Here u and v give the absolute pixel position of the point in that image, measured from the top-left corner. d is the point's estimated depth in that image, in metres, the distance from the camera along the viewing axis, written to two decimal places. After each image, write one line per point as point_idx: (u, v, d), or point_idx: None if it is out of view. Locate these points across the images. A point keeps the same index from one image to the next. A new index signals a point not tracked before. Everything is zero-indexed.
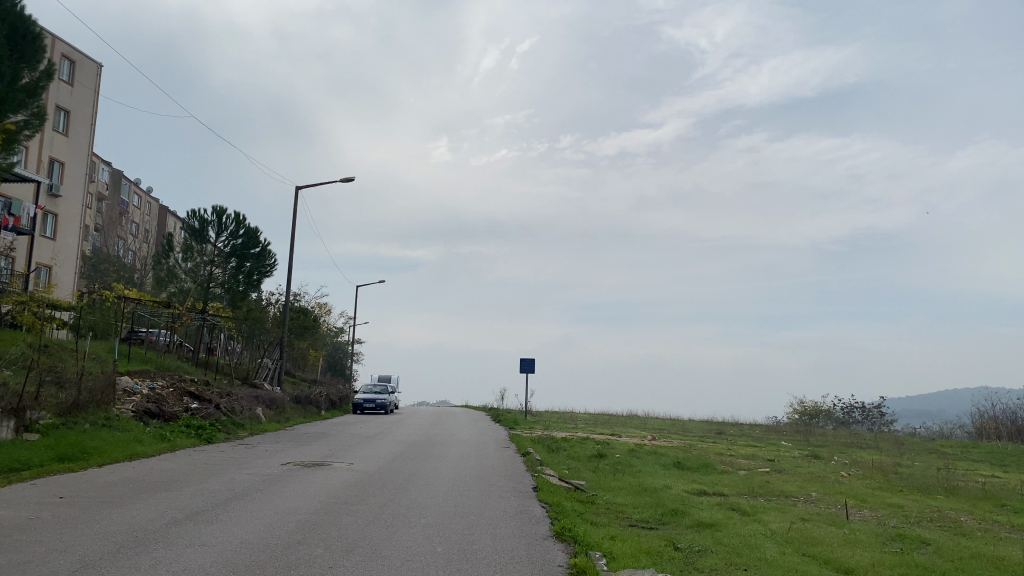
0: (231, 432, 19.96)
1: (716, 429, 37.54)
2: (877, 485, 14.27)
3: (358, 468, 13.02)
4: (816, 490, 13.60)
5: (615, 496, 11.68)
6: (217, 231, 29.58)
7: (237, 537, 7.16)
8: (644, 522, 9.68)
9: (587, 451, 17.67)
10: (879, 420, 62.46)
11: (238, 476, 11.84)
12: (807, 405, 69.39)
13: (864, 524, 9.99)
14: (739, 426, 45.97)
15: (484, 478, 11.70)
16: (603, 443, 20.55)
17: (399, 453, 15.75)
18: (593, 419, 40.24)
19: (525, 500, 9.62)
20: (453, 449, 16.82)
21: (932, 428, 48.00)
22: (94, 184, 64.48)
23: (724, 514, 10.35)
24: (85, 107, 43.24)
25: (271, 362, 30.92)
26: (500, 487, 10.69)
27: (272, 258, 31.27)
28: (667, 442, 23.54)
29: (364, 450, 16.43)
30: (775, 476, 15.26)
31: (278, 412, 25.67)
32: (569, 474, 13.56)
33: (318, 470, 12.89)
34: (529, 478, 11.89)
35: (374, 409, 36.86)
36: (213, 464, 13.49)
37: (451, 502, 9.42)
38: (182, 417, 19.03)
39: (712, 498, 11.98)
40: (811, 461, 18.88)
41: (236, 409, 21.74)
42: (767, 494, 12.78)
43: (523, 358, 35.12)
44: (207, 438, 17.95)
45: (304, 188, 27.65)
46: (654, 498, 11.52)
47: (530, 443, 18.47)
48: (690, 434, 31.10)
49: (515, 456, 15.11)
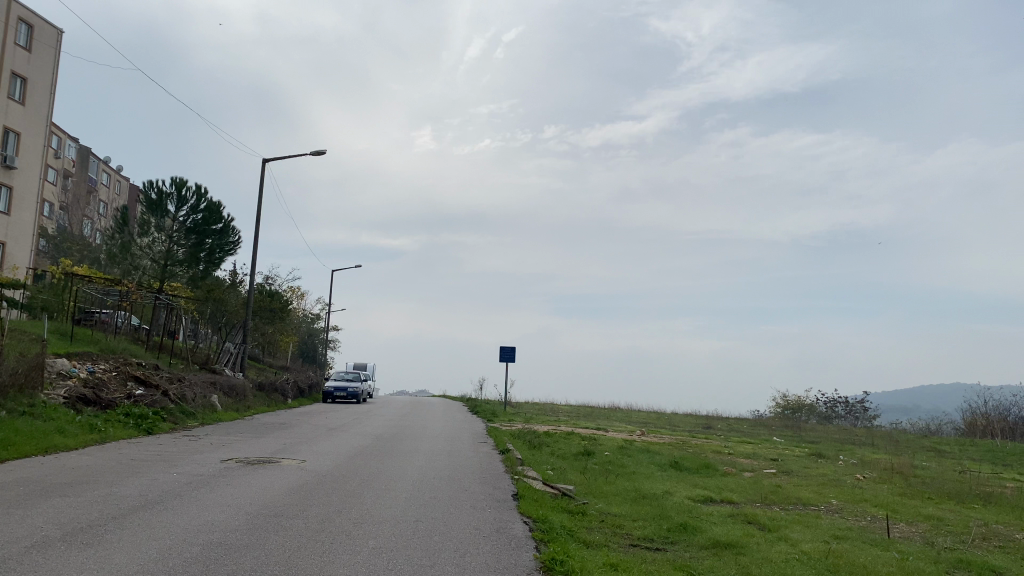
0: (179, 422, 18.03)
1: (705, 424, 35.95)
2: (901, 491, 12.61)
3: (311, 467, 11.21)
4: (836, 496, 11.95)
5: (611, 505, 9.89)
6: (176, 204, 27.29)
7: (116, 567, 5.31)
8: (649, 542, 7.89)
9: (572, 449, 15.85)
10: (862, 417, 61.32)
11: (162, 476, 9.93)
12: (789, 399, 68.13)
13: (915, 547, 8.27)
14: (727, 420, 44.48)
15: (456, 482, 9.91)
16: (589, 438, 18.76)
17: (361, 449, 13.91)
18: (576, 412, 38.52)
19: (503, 513, 7.83)
20: (422, 444, 14.99)
21: (919, 424, 46.68)
22: (60, 160, 61.92)
23: (743, 531, 8.58)
24: (44, 75, 40.82)
25: (233, 347, 28.88)
26: (472, 495, 8.86)
27: (235, 234, 29.11)
28: (657, 438, 21.84)
29: (322, 444, 14.55)
30: (785, 480, 13.55)
31: (237, 399, 23.75)
32: (554, 476, 11.74)
33: (261, 469, 10.97)
34: (508, 482, 10.07)
35: (346, 398, 34.96)
36: (141, 460, 11.57)
37: (410, 515, 7.61)
38: (122, 404, 17.02)
39: (724, 508, 10.20)
40: (817, 461, 17.23)
41: (188, 397, 19.77)
42: (783, 503, 11.03)
43: (504, 347, 33.32)
44: (146, 428, 15.95)
45: (271, 160, 25.59)
46: (656, 508, 9.75)
47: (509, 439, 16.64)
48: (676, 429, 29.48)
49: (493, 454, 13.31)
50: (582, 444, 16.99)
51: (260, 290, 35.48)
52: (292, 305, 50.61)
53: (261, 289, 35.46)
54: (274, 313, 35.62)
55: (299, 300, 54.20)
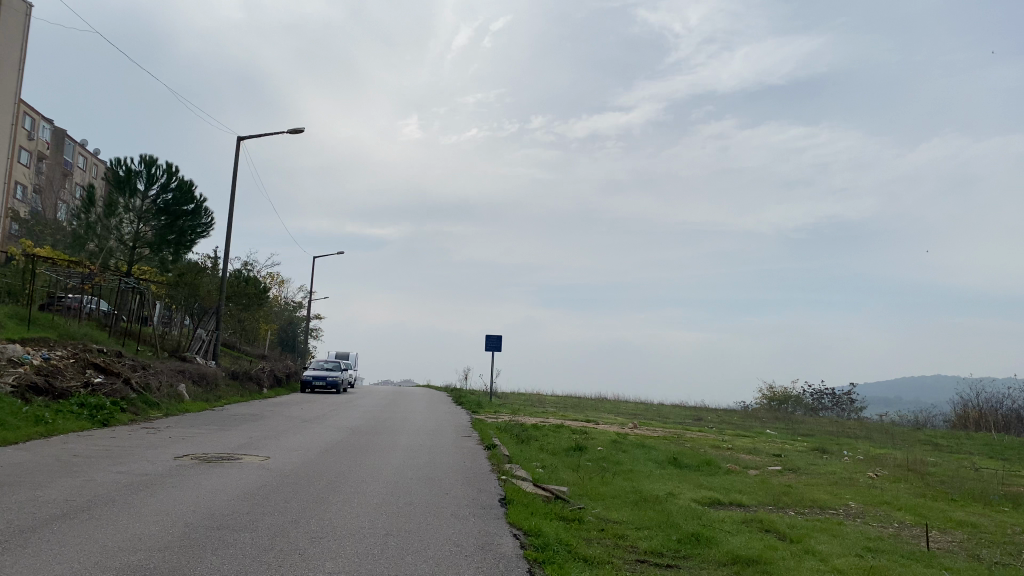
0: (141, 413, 16.82)
1: (697, 416, 35.03)
2: (923, 491, 11.59)
3: (274, 466, 10.05)
4: (853, 497, 10.92)
5: (610, 510, 8.79)
6: (146, 183, 26.02)
7: None
8: (658, 558, 6.81)
9: (563, 444, 14.73)
10: (850, 408, 60.78)
11: (102, 475, 8.72)
12: (775, 390, 67.56)
13: (963, 562, 7.21)
14: (716, 412, 43.57)
15: (436, 484, 8.79)
16: (580, 431, 17.66)
17: (333, 444, 12.78)
18: (564, 403, 37.43)
19: (490, 524, 6.73)
20: (401, 438, 13.85)
21: (909, 416, 46.00)
22: (33, 142, 60.23)
23: (764, 543, 7.54)
24: (11, 52, 39.25)
25: (206, 334, 27.59)
26: (453, 500, 7.75)
27: (208, 215, 27.78)
28: (650, 430, 20.78)
29: (292, 438, 13.39)
30: (795, 479, 12.49)
31: (208, 388, 22.49)
32: (545, 475, 10.63)
33: (218, 468, 9.75)
34: (495, 483, 8.96)
35: (325, 388, 33.73)
36: (85, 456, 10.34)
37: (381, 527, 6.47)
38: (78, 394, 15.74)
39: (736, 512, 9.13)
40: (822, 457, 16.21)
41: (152, 386, 18.52)
42: (797, 506, 9.99)
43: (490, 335, 32.19)
44: (102, 420, 14.66)
45: (247, 137, 24.24)
46: (661, 514, 8.65)
47: (495, 432, 15.51)
48: (666, 421, 28.51)
49: (477, 450, 12.22)
50: (573, 437, 15.91)
51: (236, 275, 34.15)
52: (271, 293, 49.24)
53: (237, 274, 34.13)
54: (250, 298, 34.31)
55: (279, 287, 52.80)
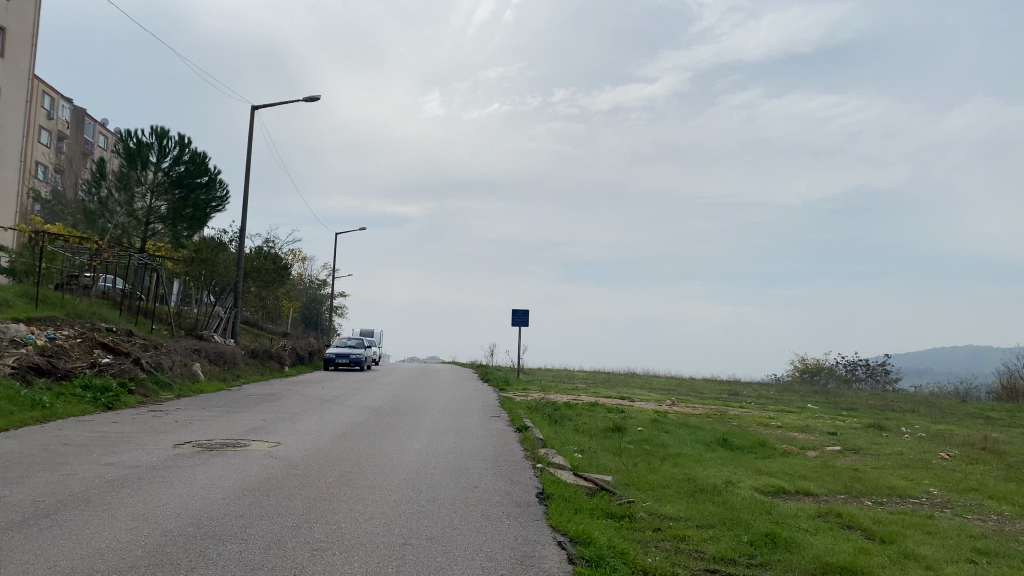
0: (151, 394, 15.93)
1: (732, 391, 33.85)
2: (1008, 475, 10.35)
3: (282, 453, 9.00)
4: (933, 483, 9.70)
5: (664, 504, 7.64)
6: (158, 156, 25.03)
7: None
8: (730, 566, 5.66)
9: (600, 424, 13.58)
10: (884, 378, 59.13)
11: (85, 468, 7.70)
12: (808, 362, 65.98)
13: None
14: (751, 386, 42.27)
15: (462, 474, 7.68)
16: (617, 410, 16.50)
17: (351, 427, 11.73)
18: (595, 379, 36.30)
19: (529, 529, 5.62)
20: (424, 419, 12.81)
21: (950, 387, 44.47)
22: (53, 122, 59.73)
23: (853, 545, 6.37)
24: (24, 27, 38.27)
25: (224, 310, 26.73)
26: (482, 496, 6.64)
27: (223, 187, 26.78)
28: (691, 407, 19.56)
29: (307, 421, 12.36)
30: (862, 461, 11.28)
31: (225, 367, 21.60)
32: (586, 461, 9.53)
33: (219, 458, 8.69)
34: (529, 474, 7.85)
35: (349, 366, 32.87)
36: (74, 445, 9.32)
37: (399, 534, 5.38)
38: (83, 374, 14.85)
39: (808, 505, 7.94)
40: (881, 435, 14.92)
41: (164, 365, 17.65)
42: (874, 495, 8.77)
43: (517, 310, 31.08)
44: (106, 403, 13.74)
45: (260, 107, 23.13)
46: (724, 509, 7.50)
47: (526, 412, 14.37)
48: (702, 396, 27.29)
49: (508, 433, 11.12)
50: (609, 416, 14.76)
51: (256, 252, 33.20)
52: (294, 270, 48.41)
53: (257, 250, 33.18)
54: (271, 275, 33.38)
55: (302, 264, 51.93)
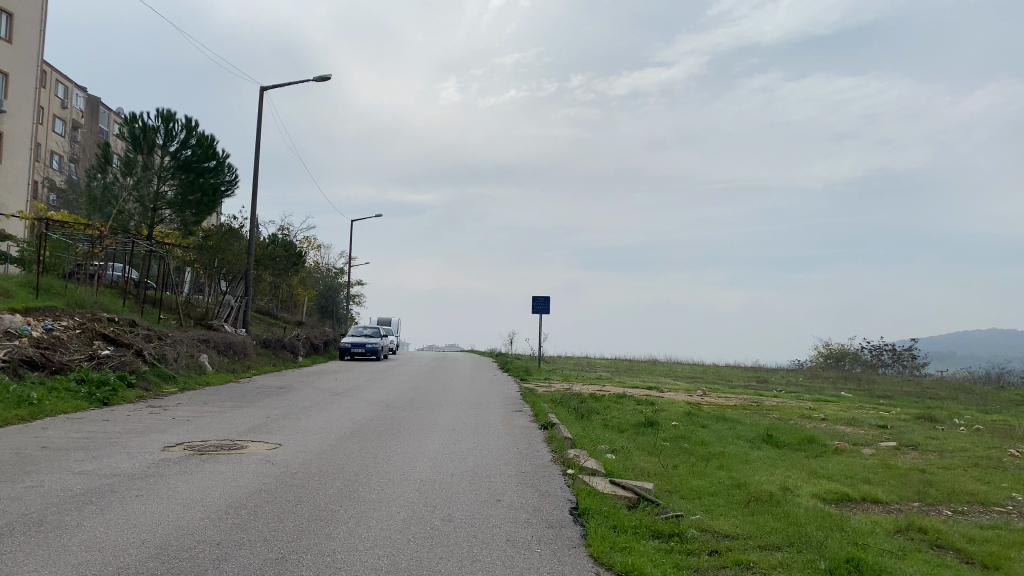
0: (153, 387, 15.07)
1: (760, 379, 32.70)
2: None
3: (281, 457, 8.03)
4: (1015, 487, 8.59)
5: (716, 518, 6.60)
6: (164, 140, 24.20)
7: None
8: None
9: (630, 418, 12.53)
10: (911, 364, 57.47)
11: (53, 479, 6.74)
12: (832, 347, 64.48)
13: None
14: (778, 373, 40.97)
15: (482, 484, 6.68)
16: (646, 402, 15.43)
17: (360, 425, 10.75)
18: (617, 367, 35.21)
19: (565, 562, 4.60)
20: (441, 415, 11.81)
21: (982, 372, 43.01)
22: (67, 111, 59.21)
23: (952, 572, 5.32)
24: (33, 13, 37.51)
25: (234, 299, 25.84)
26: (507, 515, 5.62)
27: (231, 171, 25.91)
28: (724, 398, 18.43)
29: (313, 418, 11.39)
30: (925, 460, 10.18)
31: (235, 357, 20.73)
32: (620, 464, 8.48)
33: (209, 464, 7.71)
34: (558, 483, 6.83)
35: (364, 356, 31.96)
36: (52, 450, 8.38)
37: (405, 571, 4.36)
38: (79, 368, 13.97)
39: (882, 518, 6.88)
40: (935, 428, 13.77)
41: (168, 357, 16.78)
42: (953, 504, 7.70)
43: (537, 296, 30.02)
44: (101, 399, 12.84)
45: (269, 88, 22.18)
46: (788, 525, 6.45)
47: (549, 406, 13.31)
48: (730, 385, 26.13)
49: (533, 430, 10.09)
50: (640, 410, 13.69)
51: (268, 239, 32.32)
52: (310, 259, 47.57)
53: (269, 238, 32.30)
54: (284, 263, 32.48)
55: (318, 251, 51.05)
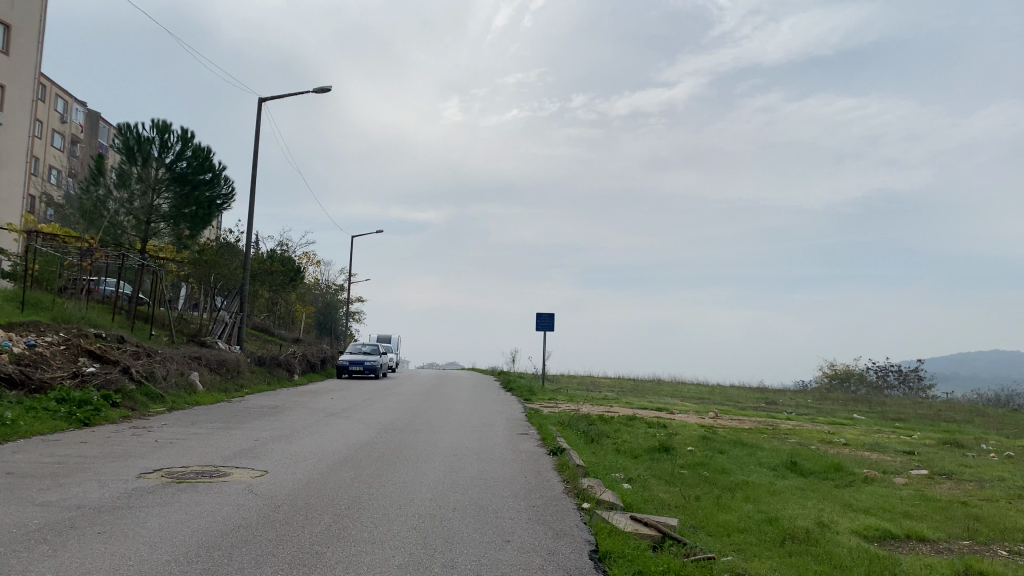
0: (139, 407, 14.34)
1: (769, 400, 31.94)
2: None
3: (267, 487, 7.30)
4: None
5: (751, 560, 5.88)
6: (158, 152, 23.62)
7: None
8: None
9: (642, 443, 11.79)
10: (917, 385, 56.60)
11: (8, 512, 6.01)
12: (837, 368, 63.68)
13: None
14: (785, 394, 40.17)
15: (489, 521, 5.96)
16: (658, 424, 14.68)
17: (355, 449, 10.01)
18: (622, 387, 34.40)
19: None
20: (441, 439, 11.09)
21: (991, 393, 42.26)
22: (67, 125, 58.85)
23: None
24: (31, 24, 37.08)
25: (229, 315, 25.15)
26: (519, 560, 4.90)
27: (228, 184, 25.31)
28: (737, 421, 17.70)
29: (305, 442, 10.65)
30: (964, 491, 9.44)
31: (228, 376, 20.02)
32: (638, 495, 7.76)
33: (186, 493, 6.98)
34: (573, 520, 6.10)
35: (363, 374, 31.20)
36: (15, 477, 7.64)
37: None
38: (61, 386, 13.25)
39: (935, 560, 6.16)
40: (963, 454, 13.04)
41: (157, 375, 16.07)
42: (1008, 543, 6.97)
43: (540, 314, 29.33)
44: (81, 419, 12.11)
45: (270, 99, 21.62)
46: (833, 569, 5.74)
47: (556, 428, 12.58)
48: (739, 406, 25.35)
49: (541, 457, 9.36)
50: (653, 434, 12.96)
51: (268, 254, 31.69)
52: (309, 274, 46.89)
53: (267, 253, 31.66)
54: (282, 278, 31.80)
55: (318, 268, 50.38)
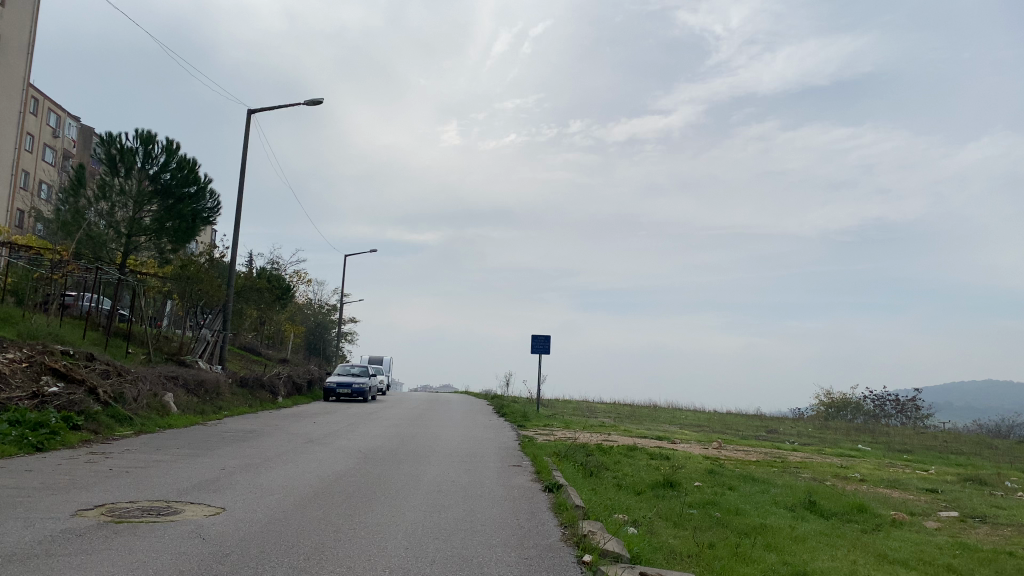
0: (104, 431, 13.32)
1: (770, 428, 30.90)
2: None
3: (218, 529, 6.32)
4: None
5: None
6: (141, 162, 22.72)
7: None
8: None
9: (646, 477, 10.83)
10: (915, 414, 55.48)
11: None
12: (834, 396, 62.55)
13: None
14: (785, 421, 39.07)
15: None
16: (661, 455, 13.71)
17: (328, 483, 8.99)
18: (619, 413, 33.30)
19: None
20: (425, 472, 10.10)
21: (992, 424, 41.21)
22: (58, 139, 57.97)
23: None
24: (21, 36, 36.32)
25: (212, 333, 24.15)
26: None
27: (214, 198, 24.41)
28: (742, 451, 16.72)
29: (275, 473, 9.64)
30: (1004, 538, 8.47)
31: (206, 398, 18.99)
32: (645, 541, 6.80)
33: (123, 538, 5.98)
34: None
35: (351, 397, 30.12)
36: None
37: None
38: (17, 407, 12.26)
39: None
40: (989, 492, 12.08)
41: (126, 396, 15.09)
42: None
43: (535, 337, 28.35)
44: (36, 444, 11.11)
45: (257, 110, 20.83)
46: None
47: (553, 459, 11.61)
48: (740, 435, 24.30)
49: (536, 494, 8.39)
50: (656, 466, 12.00)
51: (256, 272, 30.78)
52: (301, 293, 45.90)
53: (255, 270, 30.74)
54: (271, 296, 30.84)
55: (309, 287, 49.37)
